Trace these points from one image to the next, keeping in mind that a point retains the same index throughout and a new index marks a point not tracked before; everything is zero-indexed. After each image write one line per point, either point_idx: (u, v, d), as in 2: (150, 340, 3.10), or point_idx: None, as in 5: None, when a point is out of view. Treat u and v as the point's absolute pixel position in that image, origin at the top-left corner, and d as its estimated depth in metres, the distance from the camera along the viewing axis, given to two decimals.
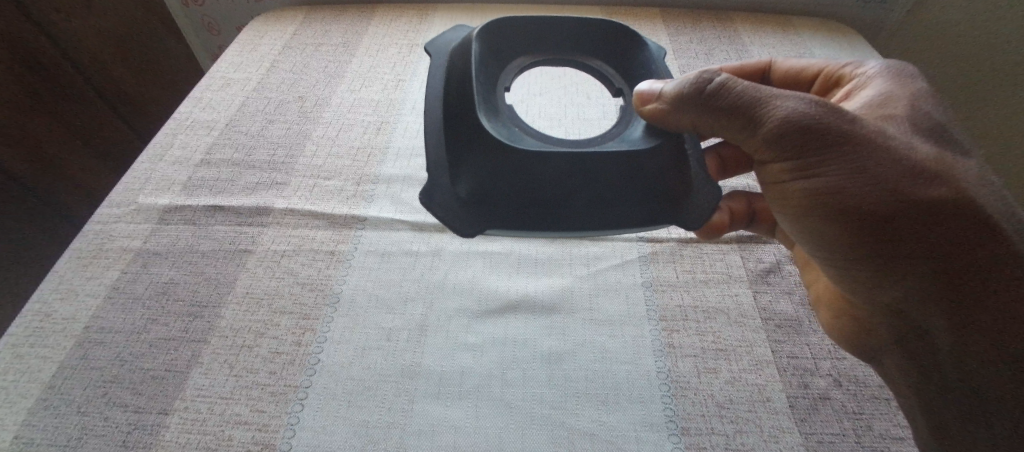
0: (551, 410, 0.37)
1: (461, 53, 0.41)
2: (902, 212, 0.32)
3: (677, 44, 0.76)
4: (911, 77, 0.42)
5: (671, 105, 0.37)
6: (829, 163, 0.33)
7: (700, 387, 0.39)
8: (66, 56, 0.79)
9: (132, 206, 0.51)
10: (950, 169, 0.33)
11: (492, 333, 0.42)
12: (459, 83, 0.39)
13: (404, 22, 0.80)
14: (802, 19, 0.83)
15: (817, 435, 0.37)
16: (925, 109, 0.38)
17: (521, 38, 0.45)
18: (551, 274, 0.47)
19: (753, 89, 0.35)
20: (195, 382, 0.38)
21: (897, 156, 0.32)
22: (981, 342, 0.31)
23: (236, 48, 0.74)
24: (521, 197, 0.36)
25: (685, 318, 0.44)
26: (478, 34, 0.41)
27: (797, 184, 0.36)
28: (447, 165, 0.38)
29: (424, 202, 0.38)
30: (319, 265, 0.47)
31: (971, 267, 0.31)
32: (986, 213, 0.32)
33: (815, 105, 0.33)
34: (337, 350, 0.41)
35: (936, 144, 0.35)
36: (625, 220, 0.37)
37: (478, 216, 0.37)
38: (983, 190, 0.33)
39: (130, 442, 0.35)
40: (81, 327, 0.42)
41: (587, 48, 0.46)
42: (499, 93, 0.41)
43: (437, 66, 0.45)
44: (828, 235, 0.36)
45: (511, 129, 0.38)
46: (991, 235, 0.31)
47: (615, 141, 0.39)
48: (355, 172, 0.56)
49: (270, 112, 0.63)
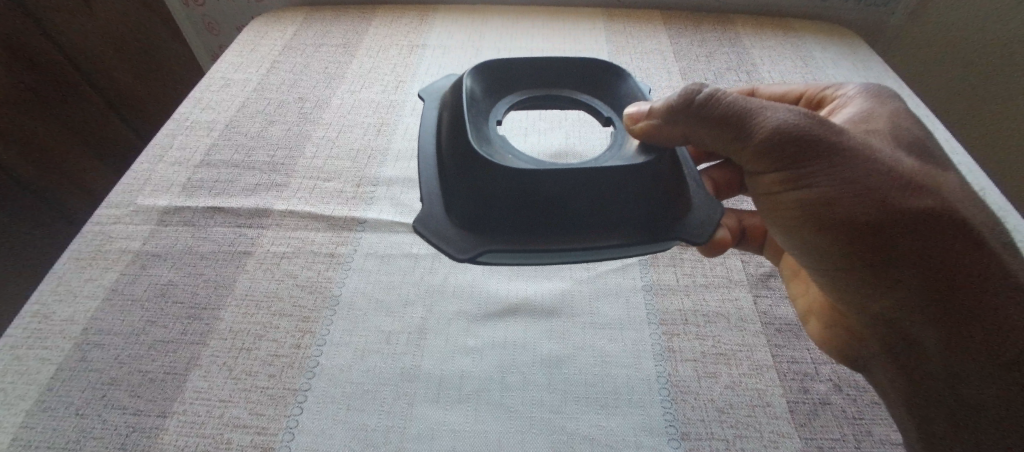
0: (551, 415, 0.37)
1: (452, 91, 0.42)
2: (893, 222, 0.32)
3: (678, 47, 0.76)
4: (888, 97, 0.43)
5: (661, 119, 0.38)
6: (821, 174, 0.34)
7: (700, 391, 0.39)
8: (64, 56, 0.79)
9: (132, 208, 0.51)
10: (936, 182, 0.33)
11: (491, 336, 0.42)
12: (451, 123, 0.40)
13: (406, 23, 0.80)
14: (803, 22, 0.83)
15: (817, 440, 0.36)
16: (908, 125, 0.38)
17: (508, 78, 0.46)
18: (551, 276, 0.47)
19: (743, 101, 0.37)
20: (194, 385, 0.38)
21: (886, 167, 0.33)
22: (975, 351, 0.31)
23: (237, 49, 0.74)
24: (520, 205, 0.36)
25: (684, 322, 0.44)
26: (464, 74, 0.42)
27: (791, 194, 0.36)
28: (440, 193, 0.39)
29: (418, 230, 0.37)
30: (319, 267, 0.47)
31: (963, 279, 0.31)
32: (974, 224, 0.32)
33: (803, 117, 0.34)
34: (337, 354, 0.41)
35: (922, 158, 0.36)
36: (627, 230, 0.37)
37: (476, 239, 0.37)
38: (970, 203, 0.33)
39: (129, 445, 0.35)
40: (80, 328, 0.41)
41: (576, 83, 0.47)
42: (490, 126, 0.41)
43: (429, 111, 0.47)
44: (820, 243, 0.36)
45: (504, 156, 0.38)
46: (982, 245, 0.31)
47: (614, 158, 0.39)
48: (355, 174, 0.56)
49: (270, 113, 0.63)
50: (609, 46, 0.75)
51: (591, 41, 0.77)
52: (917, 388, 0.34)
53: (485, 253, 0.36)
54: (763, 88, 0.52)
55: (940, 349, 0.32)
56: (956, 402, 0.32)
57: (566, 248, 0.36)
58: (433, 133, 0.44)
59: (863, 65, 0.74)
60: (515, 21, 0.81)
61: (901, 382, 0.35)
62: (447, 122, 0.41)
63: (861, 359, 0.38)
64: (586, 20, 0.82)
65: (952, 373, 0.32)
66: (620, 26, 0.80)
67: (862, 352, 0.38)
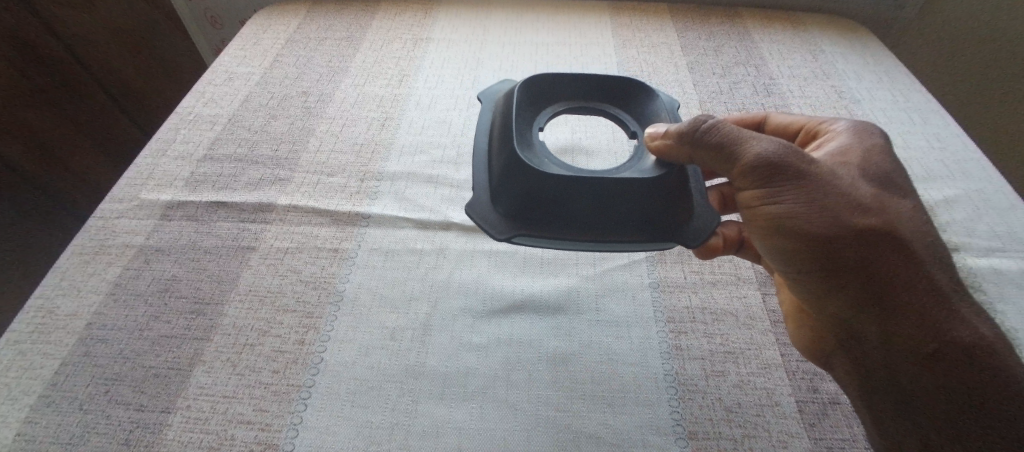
0: (546, 408, 0.37)
1: (505, 97, 0.44)
2: (844, 235, 0.33)
3: (686, 41, 0.75)
4: (868, 138, 0.41)
5: (676, 138, 0.37)
6: (789, 193, 0.35)
7: (708, 390, 0.39)
8: (69, 50, 0.79)
9: (135, 202, 0.51)
10: (887, 207, 0.35)
11: (495, 333, 0.42)
12: (503, 127, 0.41)
13: (409, 16, 0.79)
14: (811, 16, 0.82)
15: (826, 441, 0.36)
16: (880, 161, 0.38)
17: (554, 88, 0.45)
18: (558, 273, 0.46)
19: (736, 129, 0.37)
20: (196, 381, 0.38)
21: (846, 191, 0.35)
22: (910, 346, 0.32)
23: (240, 42, 0.74)
24: (549, 204, 0.38)
25: (692, 319, 0.43)
26: (520, 83, 0.43)
27: (762, 208, 0.36)
28: (487, 182, 0.41)
29: (467, 212, 0.40)
30: (322, 263, 0.46)
31: (896, 285, 0.33)
32: (913, 245, 0.34)
33: (786, 147, 0.35)
34: (342, 349, 0.40)
35: (881, 187, 0.36)
36: (646, 227, 0.38)
37: (513, 226, 0.39)
38: (913, 228, 0.35)
39: (131, 441, 0.35)
40: (82, 324, 0.41)
41: (614, 98, 0.47)
42: (532, 131, 0.42)
43: (486, 111, 0.47)
44: (783, 251, 0.37)
45: (542, 160, 0.39)
46: (912, 260, 0.33)
47: (627, 170, 0.39)
48: (359, 169, 0.55)
49: (273, 107, 0.63)
50: (616, 41, 0.74)
51: (596, 34, 0.76)
52: (868, 378, 0.34)
53: (520, 236, 0.39)
54: (775, 116, 0.49)
55: (882, 343, 0.33)
56: (900, 394, 0.33)
57: (582, 240, 0.38)
58: (486, 131, 0.45)
59: (873, 60, 0.73)
60: (519, 15, 0.80)
61: (853, 375, 0.35)
62: (499, 126, 0.42)
63: (825, 354, 0.38)
64: (591, 13, 0.80)
65: (892, 369, 0.33)
66: (627, 20, 0.79)
67: (826, 348, 0.37)
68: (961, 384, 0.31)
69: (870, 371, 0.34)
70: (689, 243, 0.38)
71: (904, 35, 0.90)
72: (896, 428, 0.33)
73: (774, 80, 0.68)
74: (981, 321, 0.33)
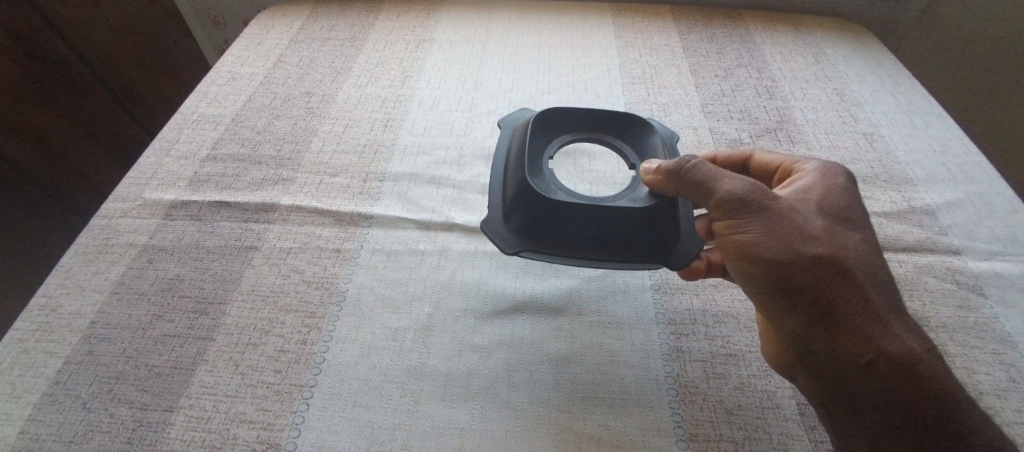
0: (536, 409, 0.37)
1: (523, 125, 0.46)
2: (795, 263, 0.33)
3: (687, 43, 0.75)
4: (833, 178, 0.40)
5: (666, 175, 0.38)
6: (753, 225, 0.35)
7: (709, 392, 0.39)
8: (73, 51, 0.79)
9: (139, 201, 0.51)
10: (841, 238, 0.35)
11: (497, 334, 0.42)
12: (519, 152, 0.43)
13: (412, 17, 0.79)
14: (814, 18, 0.82)
15: (827, 443, 0.36)
16: (840, 199, 0.39)
17: (566, 119, 0.46)
18: (557, 275, 0.46)
19: (716, 167, 0.37)
20: (200, 380, 0.38)
21: (801, 225, 0.35)
22: (856, 360, 0.32)
23: (243, 42, 0.74)
24: (557, 223, 0.39)
25: (693, 322, 0.43)
26: (537, 114, 0.44)
27: (729, 239, 0.36)
28: (501, 200, 0.42)
29: (481, 225, 0.41)
30: (325, 263, 0.47)
31: (839, 305, 0.33)
32: (858, 272, 0.34)
33: (757, 188, 0.36)
34: (344, 350, 0.40)
35: (833, 219, 0.37)
36: (648, 249, 0.39)
37: (520, 241, 0.40)
38: (860, 255, 0.35)
39: (135, 439, 0.35)
40: (86, 322, 0.41)
41: (621, 131, 0.47)
42: (545, 160, 0.44)
43: (503, 137, 0.48)
44: (740, 274, 0.37)
45: (552, 186, 0.41)
46: (854, 282, 0.33)
47: (629, 198, 0.41)
48: (361, 169, 0.56)
49: (276, 107, 0.63)
50: (619, 43, 0.74)
51: (599, 36, 0.76)
52: (822, 390, 0.34)
53: (526, 251, 0.39)
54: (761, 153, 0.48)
55: (829, 358, 0.33)
56: (847, 402, 0.33)
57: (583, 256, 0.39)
58: (502, 155, 0.46)
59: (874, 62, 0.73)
60: (522, 16, 0.80)
61: (811, 387, 0.35)
62: (517, 150, 0.44)
63: (786, 366, 0.37)
64: (592, 15, 0.81)
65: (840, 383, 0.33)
66: (629, 21, 0.79)
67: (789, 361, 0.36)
68: (900, 394, 0.31)
69: (822, 382, 0.34)
70: (677, 266, 0.39)
71: (906, 38, 0.90)
72: (849, 432, 0.33)
73: (776, 83, 0.68)
74: (912, 333, 0.33)
